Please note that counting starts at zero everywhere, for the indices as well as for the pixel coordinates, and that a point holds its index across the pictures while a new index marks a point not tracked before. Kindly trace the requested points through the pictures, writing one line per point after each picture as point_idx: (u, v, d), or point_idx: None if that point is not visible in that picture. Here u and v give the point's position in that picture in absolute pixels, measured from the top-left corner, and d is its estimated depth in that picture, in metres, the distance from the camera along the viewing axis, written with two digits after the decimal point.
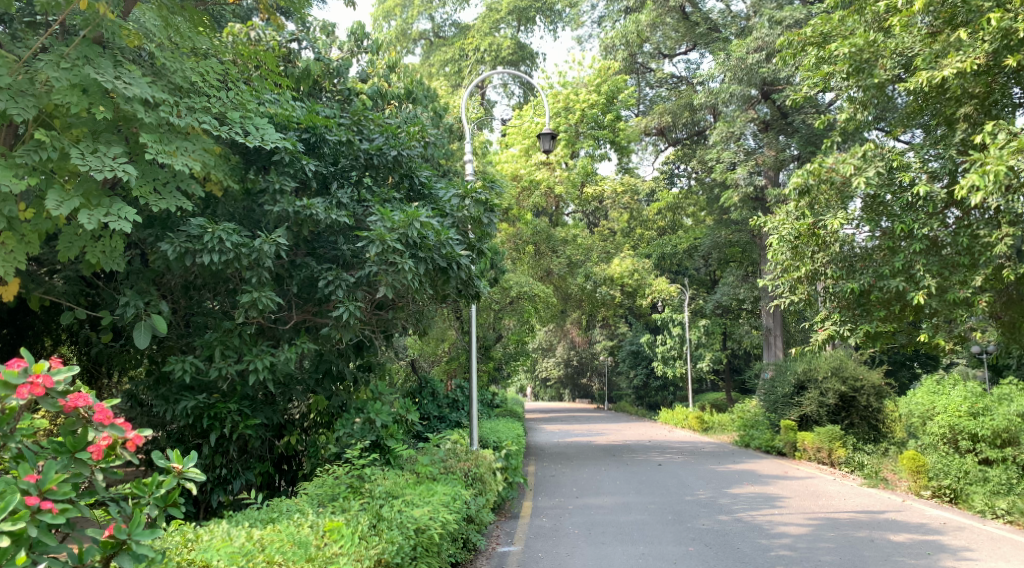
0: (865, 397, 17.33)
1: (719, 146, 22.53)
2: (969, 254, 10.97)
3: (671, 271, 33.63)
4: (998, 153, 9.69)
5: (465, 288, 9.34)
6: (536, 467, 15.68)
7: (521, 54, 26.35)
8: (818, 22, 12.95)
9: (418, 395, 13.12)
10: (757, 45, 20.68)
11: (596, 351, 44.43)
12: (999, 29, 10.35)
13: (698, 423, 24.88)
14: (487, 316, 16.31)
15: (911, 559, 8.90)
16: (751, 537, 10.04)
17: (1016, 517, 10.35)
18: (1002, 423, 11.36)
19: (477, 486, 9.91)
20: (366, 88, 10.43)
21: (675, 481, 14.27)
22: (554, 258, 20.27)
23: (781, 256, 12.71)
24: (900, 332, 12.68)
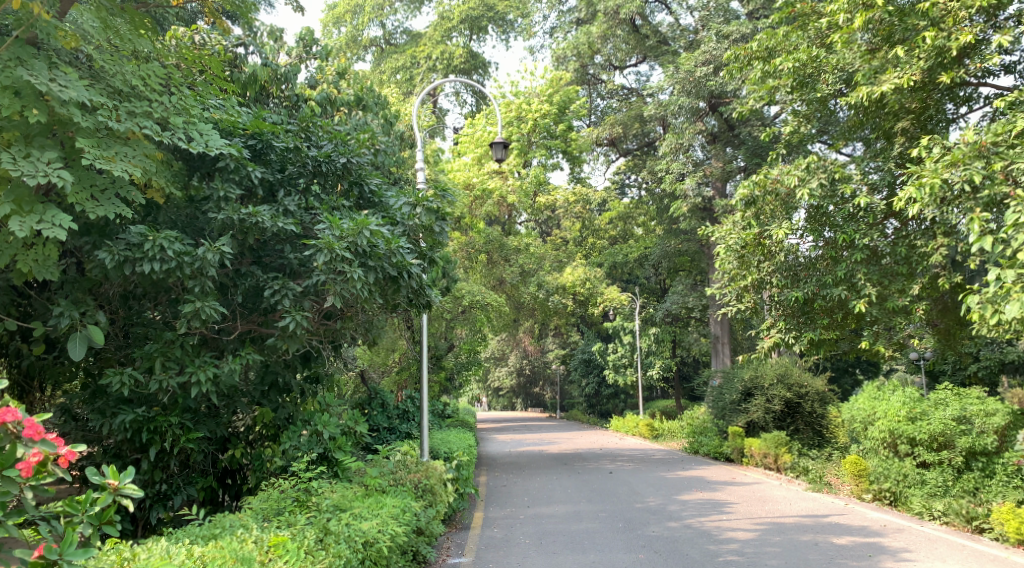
0: (809, 403, 17.75)
1: (669, 158, 22.71)
2: (907, 264, 11.33)
3: (623, 280, 33.92)
4: (933, 166, 9.99)
5: (416, 296, 9.32)
6: (487, 477, 15.62)
7: (473, 63, 26.35)
8: (763, 37, 13.21)
9: (367, 406, 12.97)
10: (705, 58, 21.17)
11: (548, 360, 44.49)
12: (933, 47, 10.66)
13: (648, 431, 25.10)
14: (439, 325, 16.21)
15: (853, 562, 9.08)
16: (699, 543, 10.13)
17: (952, 518, 10.66)
18: (939, 427, 11.63)
19: (427, 498, 9.85)
20: (315, 95, 10.31)
21: (625, 488, 14.35)
22: (506, 267, 19.69)
23: (728, 265, 12.80)
24: (842, 340, 12.98)
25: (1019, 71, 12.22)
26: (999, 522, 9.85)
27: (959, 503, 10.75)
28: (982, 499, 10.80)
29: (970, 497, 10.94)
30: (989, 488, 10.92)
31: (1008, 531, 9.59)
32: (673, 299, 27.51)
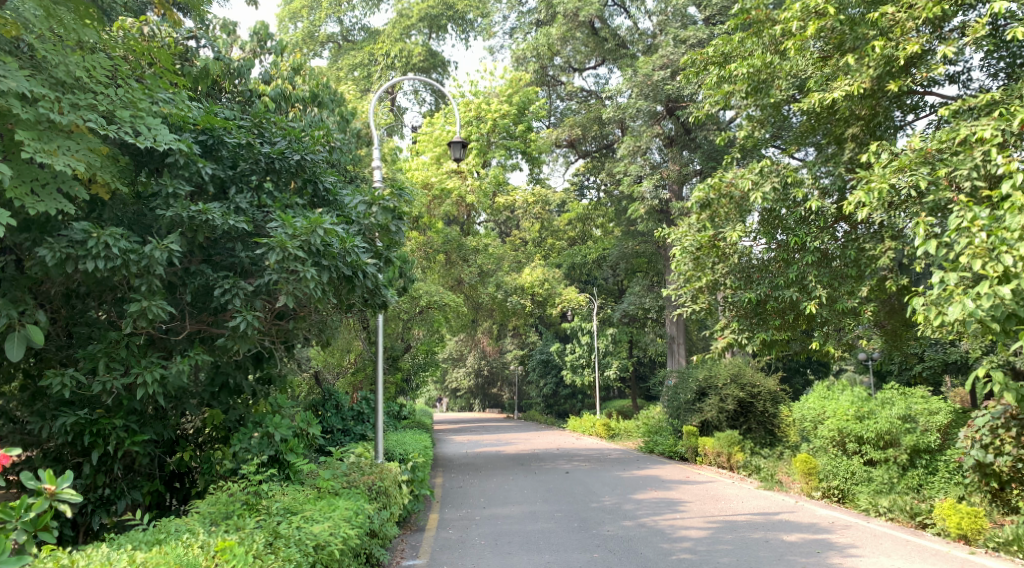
0: (761, 402, 18.02)
1: (627, 160, 22.84)
2: (856, 267, 11.54)
3: (581, 281, 34.03)
4: (881, 172, 10.26)
5: (371, 297, 9.25)
6: (443, 479, 15.53)
7: (432, 61, 26.20)
8: (719, 43, 13.25)
9: (321, 408, 12.80)
10: (662, 62, 21.39)
11: (506, 360, 44.44)
12: (882, 57, 10.88)
13: (605, 431, 25.23)
14: (395, 326, 16.03)
15: (802, 558, 9.19)
16: (653, 541, 10.18)
17: (897, 514, 10.88)
18: (885, 425, 11.88)
19: (381, 499, 9.76)
20: (269, 91, 10.14)
21: (581, 488, 14.38)
22: (465, 268, 19.50)
23: (683, 267, 12.86)
24: (794, 341, 13.13)
25: (963, 81, 12.52)
26: (941, 517, 10.06)
27: (904, 500, 10.95)
28: (925, 496, 11.07)
29: (913, 494, 11.23)
30: (933, 485, 11.34)
31: (949, 525, 9.80)
32: (630, 300, 27.63)
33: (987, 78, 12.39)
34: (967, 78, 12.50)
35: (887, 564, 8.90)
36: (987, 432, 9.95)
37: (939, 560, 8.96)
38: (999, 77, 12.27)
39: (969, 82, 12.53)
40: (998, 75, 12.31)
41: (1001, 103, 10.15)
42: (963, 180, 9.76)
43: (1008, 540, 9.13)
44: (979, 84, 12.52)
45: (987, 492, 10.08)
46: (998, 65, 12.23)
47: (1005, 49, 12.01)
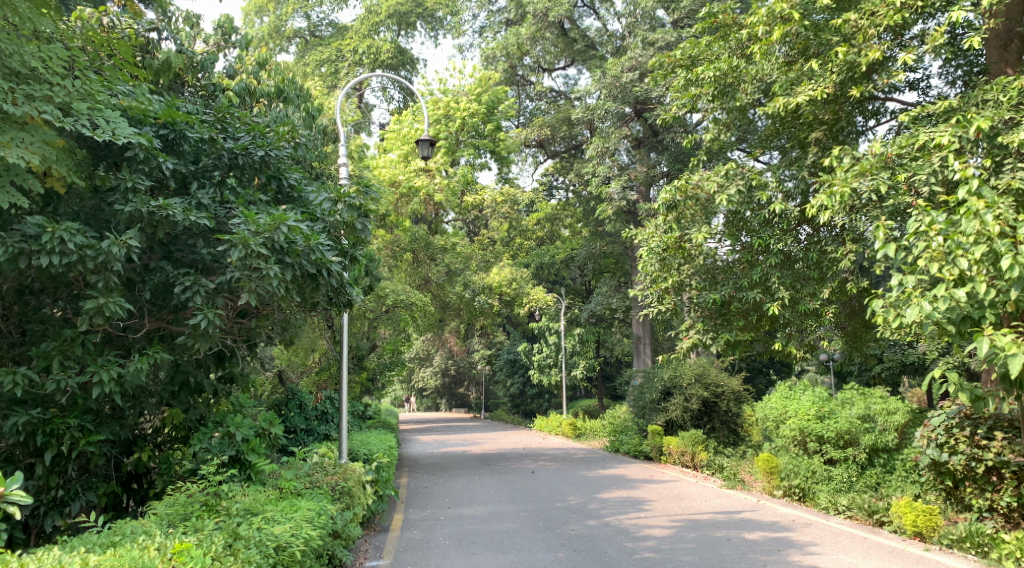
0: (725, 402, 18.19)
1: (595, 161, 22.91)
2: (818, 268, 11.75)
3: (549, 281, 34.07)
4: (843, 175, 10.39)
5: (336, 295, 9.17)
6: (408, 479, 15.44)
7: (401, 58, 26.07)
8: (687, 46, 13.32)
9: (284, 408, 12.63)
10: (631, 64, 21.53)
11: (473, 360, 44.31)
12: (845, 62, 11.02)
13: (571, 430, 25.29)
14: (361, 325, 15.85)
15: (763, 556, 9.27)
16: (617, 540, 10.21)
17: (855, 512, 11.05)
18: (845, 425, 12.07)
19: (344, 500, 9.68)
20: (233, 85, 9.98)
21: (546, 487, 14.38)
22: (432, 267, 19.28)
23: (649, 267, 12.89)
24: (757, 341, 13.26)
25: (923, 88, 12.73)
26: (898, 515, 10.23)
27: (862, 497, 11.15)
28: (883, 494, 11.27)
29: (871, 493, 11.46)
30: (890, 483, 11.54)
31: (906, 523, 9.93)
32: (597, 300, 27.68)
33: (945, 85, 12.61)
34: (927, 85, 12.71)
35: (846, 561, 9.01)
36: (943, 432, 9.95)
37: (896, 558, 9.09)
38: (957, 85, 12.49)
39: (929, 89, 12.74)
40: (957, 83, 12.53)
41: (958, 110, 10.34)
42: (922, 185, 9.94)
43: (961, 537, 9.29)
44: (938, 91, 12.75)
45: (942, 490, 10.23)
46: (956, 72, 12.46)
47: (963, 58, 12.23)
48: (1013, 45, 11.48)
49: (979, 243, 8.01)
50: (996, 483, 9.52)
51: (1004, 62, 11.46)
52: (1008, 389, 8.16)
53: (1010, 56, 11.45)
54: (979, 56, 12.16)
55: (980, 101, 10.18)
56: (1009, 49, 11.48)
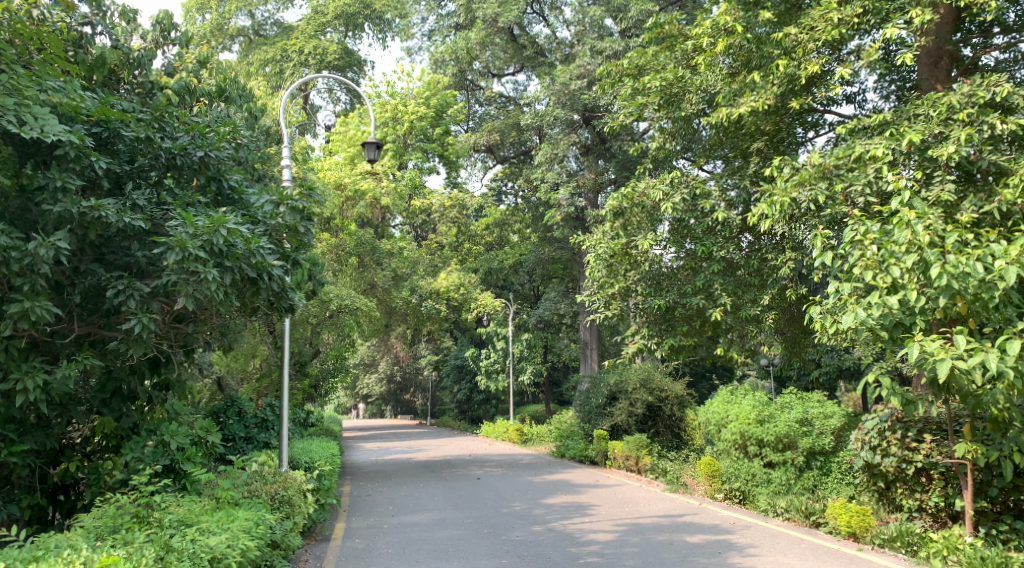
0: (669, 406, 18.37)
1: (544, 167, 22.93)
2: (759, 275, 11.93)
3: (497, 286, 33.97)
4: (783, 185, 10.58)
5: (277, 300, 8.99)
6: (351, 487, 15.21)
7: (348, 60, 25.83)
8: (634, 55, 13.42)
9: (222, 415, 12.32)
10: (579, 72, 21.71)
11: (419, 366, 43.96)
12: (785, 75, 11.27)
13: (517, 435, 25.21)
14: (303, 331, 15.52)
15: (704, 559, 9.33)
16: (561, 545, 10.19)
17: (793, 514, 11.20)
18: (784, 428, 12.16)
19: (283, 509, 9.51)
20: (172, 83, 9.62)
21: (492, 493, 14.28)
22: (378, 271, 19.04)
23: (597, 273, 12.91)
24: (700, 346, 13.38)
25: (859, 101, 13.01)
26: (833, 516, 10.40)
27: (799, 500, 11.27)
28: (819, 496, 11.50)
29: (809, 495, 11.64)
30: (827, 485, 11.72)
31: (840, 523, 10.11)
32: (545, 306, 27.70)
33: (880, 99, 12.90)
34: (863, 99, 12.99)
35: (785, 563, 9.12)
36: (876, 435, 10.12)
37: (832, 559, 9.23)
38: (891, 99, 12.80)
39: (864, 102, 13.03)
40: (891, 97, 12.84)
41: (892, 123, 10.59)
42: (858, 196, 10.16)
43: (892, 537, 9.56)
44: (873, 104, 13.04)
45: (875, 491, 10.35)
46: (890, 87, 12.77)
47: (896, 73, 12.54)
48: (942, 62, 11.79)
49: (911, 252, 8.20)
50: (925, 484, 9.73)
51: (934, 79, 11.79)
52: (936, 394, 8.47)
53: (940, 73, 11.77)
54: (911, 72, 12.48)
55: (912, 115, 10.45)
56: (938, 66, 11.79)
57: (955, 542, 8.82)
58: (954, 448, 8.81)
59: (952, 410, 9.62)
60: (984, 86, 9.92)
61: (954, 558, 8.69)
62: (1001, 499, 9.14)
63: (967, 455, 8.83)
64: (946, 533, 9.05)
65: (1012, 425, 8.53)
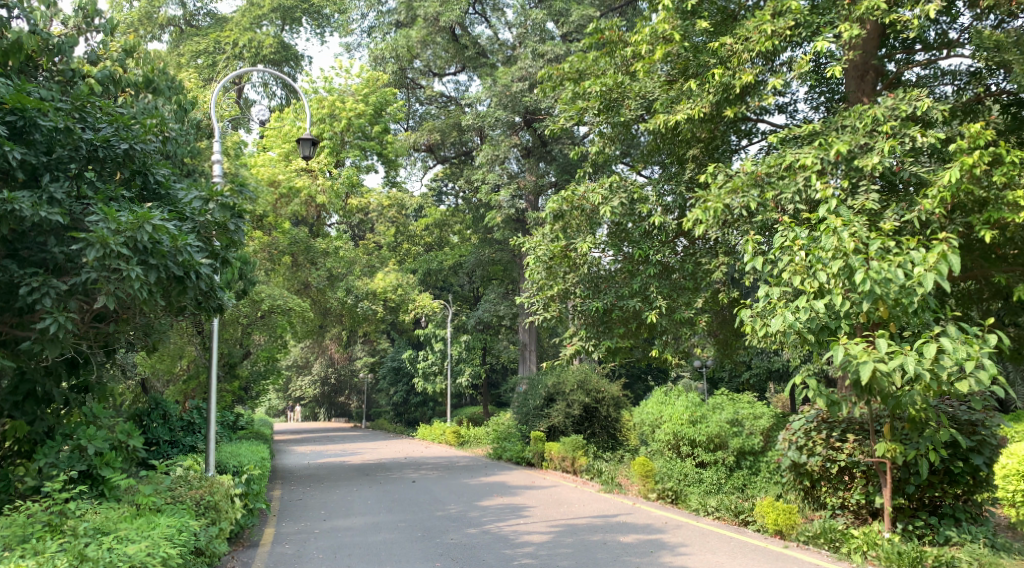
0: (605, 407, 18.50)
1: (485, 168, 22.83)
2: (693, 279, 12.00)
3: (436, 288, 33.72)
4: (717, 192, 10.69)
5: (206, 299, 8.71)
6: (283, 491, 14.87)
7: (284, 54, 25.38)
8: (575, 59, 13.41)
9: (146, 418, 11.75)
10: (521, 74, 21.70)
11: (355, 368, 43.41)
12: (720, 84, 11.39)
13: (454, 438, 25.05)
14: (233, 331, 15.03)
15: (636, 558, 9.35)
16: (495, 547, 10.10)
17: (723, 513, 11.29)
18: (715, 428, 12.37)
19: (209, 515, 9.21)
20: (94, 72, 9.21)
21: (427, 496, 14.10)
22: (312, 271, 18.49)
23: (536, 275, 12.92)
24: (636, 348, 13.44)
25: (790, 111, 13.23)
26: (761, 514, 10.49)
27: (730, 499, 11.37)
28: (748, 495, 11.67)
29: (738, 494, 11.81)
30: (756, 484, 11.94)
31: (767, 522, 10.20)
32: (484, 308, 27.55)
33: (810, 110, 13.13)
34: (794, 109, 13.22)
35: (714, 561, 9.16)
36: (802, 435, 10.21)
37: (759, 556, 9.36)
38: (820, 110, 13.03)
39: (795, 113, 13.26)
40: (820, 108, 13.08)
41: (821, 133, 10.81)
42: (788, 203, 10.34)
43: (816, 533, 9.72)
44: (803, 115, 13.27)
45: (800, 489, 10.39)
46: (820, 98, 13.02)
47: (826, 85, 12.78)
48: (868, 76, 12.05)
49: (837, 258, 8.38)
50: (848, 482, 9.88)
51: (860, 92, 12.06)
52: (859, 396, 8.70)
53: (865, 86, 12.05)
54: (840, 85, 12.74)
55: (841, 126, 10.65)
56: (864, 79, 12.05)
57: (874, 537, 9.15)
58: (874, 448, 9.09)
59: (874, 411, 9.77)
60: (905, 100, 10.19)
61: (873, 553, 9.02)
62: (917, 496, 9.42)
63: (886, 454, 9.06)
64: (866, 529, 9.31)
65: (927, 424, 8.96)
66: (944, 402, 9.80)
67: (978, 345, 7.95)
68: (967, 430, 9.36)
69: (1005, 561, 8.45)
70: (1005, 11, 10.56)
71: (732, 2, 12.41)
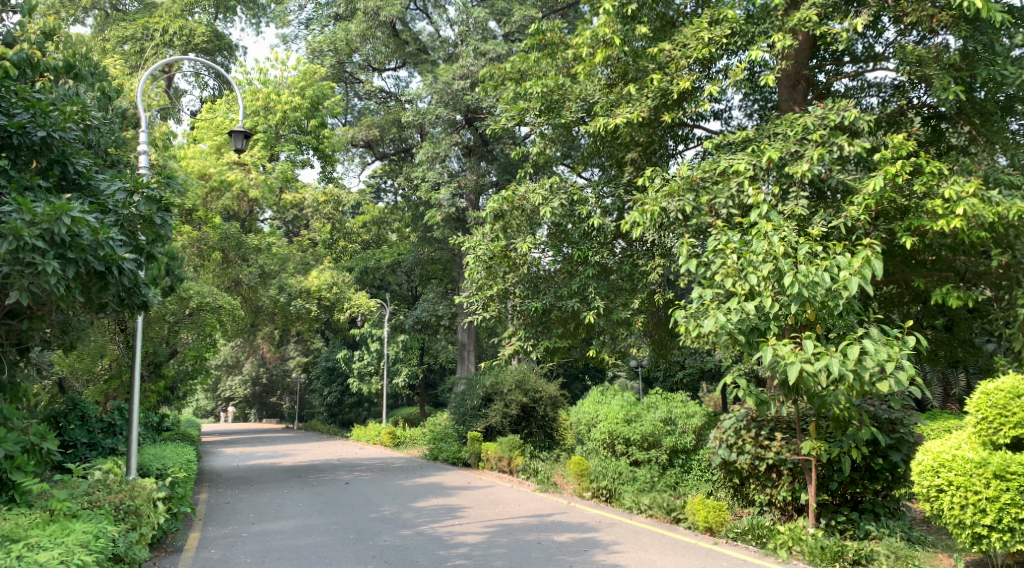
0: (543, 407, 18.46)
1: (425, 166, 22.55)
2: (630, 280, 11.98)
3: (374, 286, 33.30)
4: (654, 195, 10.65)
5: (129, 296, 8.34)
6: (209, 494, 14.39)
7: (217, 43, 24.76)
8: (516, 59, 13.32)
9: (62, 420, 11.33)
10: (462, 73, 21.50)
11: (287, 368, 42.54)
12: (658, 89, 11.43)
13: (389, 439, 24.69)
14: (159, 329, 14.47)
15: (570, 558, 9.27)
16: (429, 549, 9.90)
17: (655, 511, 11.25)
18: (649, 428, 12.39)
19: (128, 521, 8.81)
20: (11, 54, 8.72)
21: (360, 498, 13.81)
22: (243, 268, 17.91)
23: (475, 275, 12.73)
24: (575, 348, 13.38)
25: (725, 118, 13.35)
26: (692, 512, 10.47)
27: (662, 497, 11.33)
28: (680, 493, 11.74)
29: (670, 493, 11.84)
30: (688, 482, 12.02)
31: (699, 519, 10.19)
32: (422, 307, 27.21)
33: (744, 117, 13.26)
34: (729, 116, 13.34)
35: (647, 559, 9.13)
36: (732, 434, 10.22)
37: (690, 552, 9.37)
38: (754, 117, 13.15)
39: (730, 119, 13.38)
40: (754, 116, 13.21)
41: (754, 140, 10.89)
42: (721, 208, 10.39)
43: (744, 530, 9.80)
44: (738, 122, 13.40)
45: (730, 487, 10.46)
46: (754, 106, 13.15)
47: (759, 94, 12.92)
48: (800, 85, 12.25)
49: (767, 262, 8.49)
50: (775, 480, 9.96)
51: (792, 101, 12.24)
52: (788, 395, 8.90)
53: (797, 96, 12.23)
54: (773, 93, 12.89)
55: (773, 134, 10.76)
56: (796, 89, 12.24)
57: (799, 533, 9.26)
58: (800, 445, 9.27)
59: (801, 409, 9.89)
60: (834, 110, 10.37)
61: (797, 548, 9.11)
62: (841, 492, 9.58)
63: (812, 452, 9.27)
64: (791, 525, 9.45)
65: (850, 422, 9.06)
66: (865, 399, 9.86)
67: (898, 347, 8.12)
68: (887, 428, 9.55)
69: (921, 554, 8.76)
70: (926, 28, 10.74)
71: (670, 8, 12.37)
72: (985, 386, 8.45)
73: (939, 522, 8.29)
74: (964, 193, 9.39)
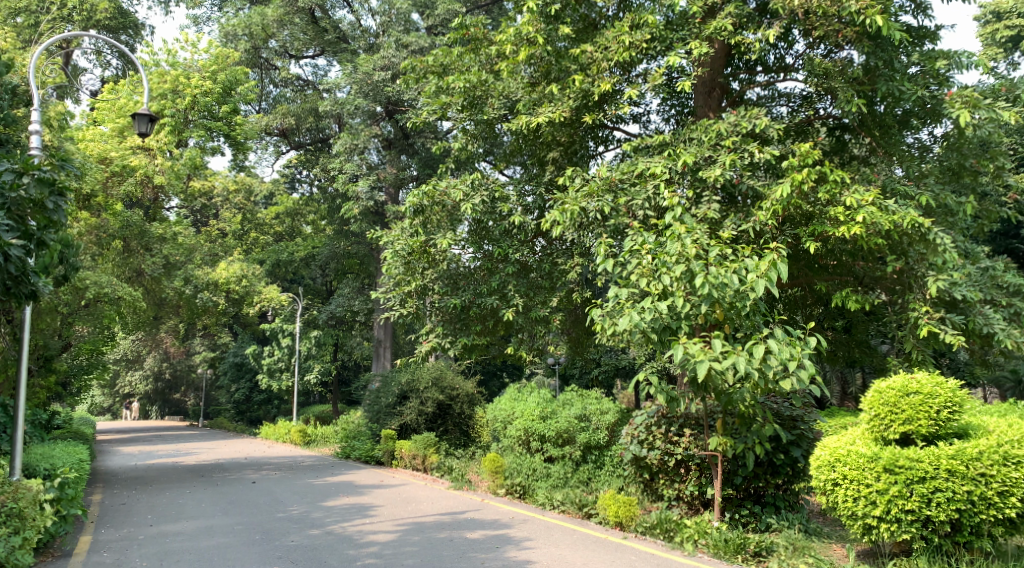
0: (459, 405, 18.29)
1: (343, 158, 21.93)
2: (549, 278, 11.90)
3: (286, 279, 32.60)
4: (574, 195, 10.57)
5: (16, 284, 7.77)
6: (104, 495, 13.63)
7: (122, 21, 23.82)
8: (439, 53, 13.12)
9: None
10: (383, 64, 21.19)
11: (193, 363, 41.18)
12: (580, 90, 11.44)
13: (301, 437, 24.05)
14: (52, 321, 13.62)
15: (481, 555, 9.10)
16: (338, 548, 9.59)
17: (568, 506, 11.19)
18: (565, 424, 12.46)
19: (10, 524, 8.25)
20: None
21: (266, 497, 13.34)
22: (146, 258, 17.08)
23: (394, 270, 12.55)
24: (493, 345, 13.28)
25: (643, 121, 13.38)
26: (603, 507, 10.40)
27: (574, 493, 11.30)
28: (592, 488, 11.54)
29: (583, 487, 11.66)
30: (600, 477, 11.84)
31: (609, 514, 10.13)
32: (338, 302, 26.67)
33: (662, 122, 13.30)
34: (647, 120, 13.37)
35: (558, 554, 9.05)
36: (643, 430, 10.38)
37: (601, 547, 9.33)
38: (671, 122, 13.19)
39: (648, 123, 13.42)
40: (671, 120, 13.25)
41: (671, 144, 10.94)
42: (638, 209, 10.40)
43: (653, 524, 9.74)
44: (656, 126, 13.44)
45: (640, 482, 10.46)
46: (671, 111, 13.18)
47: (676, 99, 12.94)
48: (715, 93, 12.35)
49: (680, 262, 8.49)
50: (683, 475, 10.04)
51: (707, 107, 12.32)
52: (697, 392, 8.92)
53: (712, 103, 12.32)
54: (689, 99, 12.94)
55: (688, 138, 10.83)
56: (711, 96, 12.33)
57: (705, 526, 9.32)
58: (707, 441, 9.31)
59: (708, 406, 9.97)
60: (747, 118, 10.47)
61: (703, 541, 9.18)
62: (744, 486, 9.69)
63: (719, 447, 9.31)
64: (697, 519, 9.49)
65: (755, 419, 9.32)
66: (768, 397, 10.07)
67: (801, 346, 8.25)
68: (788, 425, 9.74)
69: (817, 545, 8.96)
70: (833, 43, 10.94)
71: (593, 11, 12.37)
72: (878, 384, 8.59)
73: (835, 514, 8.47)
74: (864, 201, 9.63)
